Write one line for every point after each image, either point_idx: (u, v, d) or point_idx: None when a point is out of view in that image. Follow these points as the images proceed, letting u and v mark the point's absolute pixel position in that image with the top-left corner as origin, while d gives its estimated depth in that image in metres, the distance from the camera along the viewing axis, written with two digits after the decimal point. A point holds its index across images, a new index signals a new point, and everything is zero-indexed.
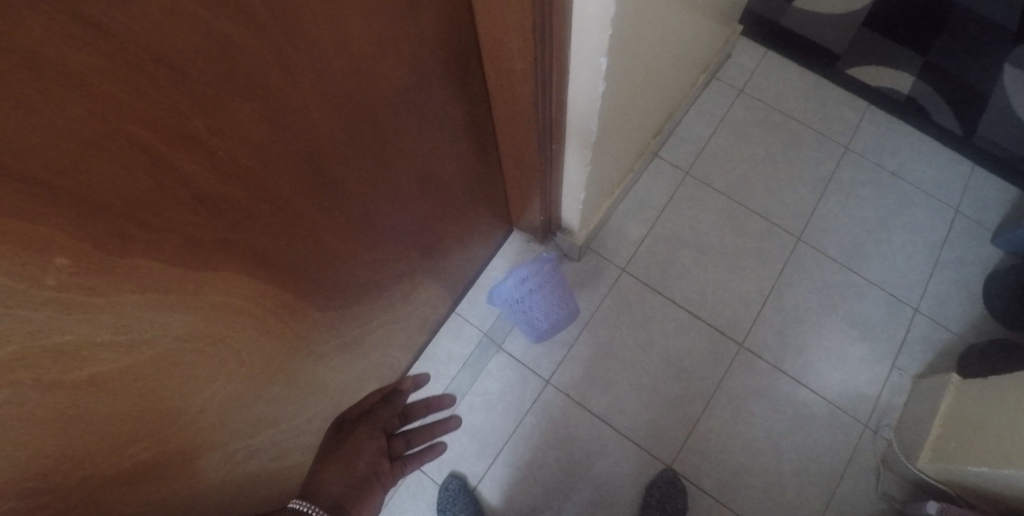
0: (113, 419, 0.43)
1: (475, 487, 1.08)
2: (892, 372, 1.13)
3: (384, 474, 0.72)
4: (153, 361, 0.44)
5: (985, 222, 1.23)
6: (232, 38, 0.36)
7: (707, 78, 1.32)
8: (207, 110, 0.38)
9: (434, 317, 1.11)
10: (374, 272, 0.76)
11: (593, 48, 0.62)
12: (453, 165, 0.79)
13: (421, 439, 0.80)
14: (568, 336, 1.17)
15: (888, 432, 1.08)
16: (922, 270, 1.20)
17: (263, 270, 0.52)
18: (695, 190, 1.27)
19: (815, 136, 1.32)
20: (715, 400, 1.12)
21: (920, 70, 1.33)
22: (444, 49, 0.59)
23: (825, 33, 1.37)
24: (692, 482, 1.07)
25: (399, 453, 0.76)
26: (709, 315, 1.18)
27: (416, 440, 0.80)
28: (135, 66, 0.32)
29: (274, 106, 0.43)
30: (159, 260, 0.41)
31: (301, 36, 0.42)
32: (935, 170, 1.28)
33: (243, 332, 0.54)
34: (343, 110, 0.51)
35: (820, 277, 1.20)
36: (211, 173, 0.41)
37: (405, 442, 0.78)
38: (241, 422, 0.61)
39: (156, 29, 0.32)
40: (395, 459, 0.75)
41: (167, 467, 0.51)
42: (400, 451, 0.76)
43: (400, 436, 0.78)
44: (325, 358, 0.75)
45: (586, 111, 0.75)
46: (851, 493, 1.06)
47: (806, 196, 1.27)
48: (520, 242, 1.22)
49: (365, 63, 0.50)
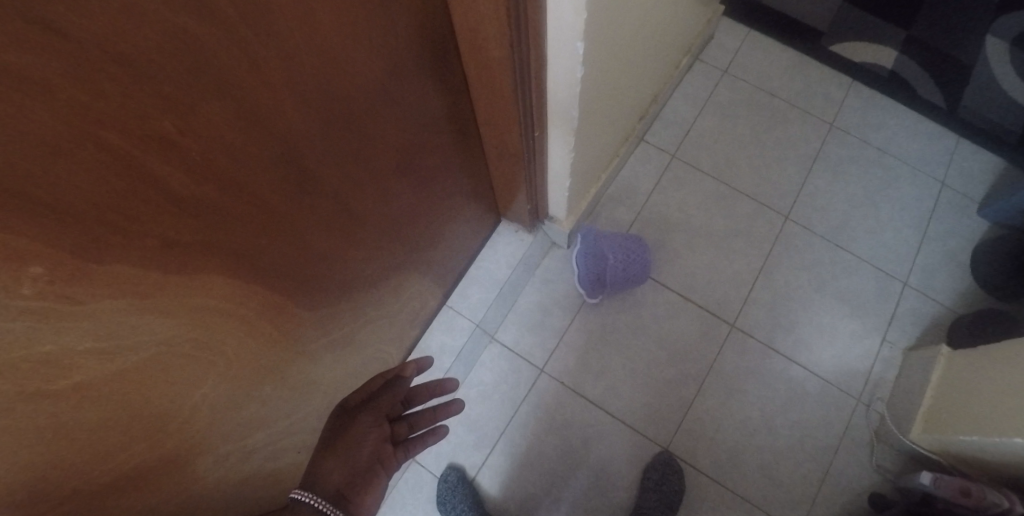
0: (101, 426, 0.43)
1: (474, 478, 1.09)
2: (883, 345, 1.14)
3: (387, 461, 0.72)
4: (138, 366, 0.44)
5: (970, 193, 1.23)
6: (197, 36, 0.36)
7: (690, 60, 1.31)
8: (175, 111, 0.37)
9: (425, 311, 1.11)
10: (359, 268, 0.76)
11: (569, 33, 0.62)
12: (435, 156, 0.78)
13: (424, 422, 0.79)
14: (560, 324, 1.17)
15: (881, 405, 1.09)
16: (910, 243, 1.21)
17: (245, 269, 0.52)
18: (682, 173, 1.27)
19: (800, 115, 1.32)
20: (709, 381, 1.13)
21: (902, 43, 1.32)
22: (418, 40, 0.59)
23: (807, 10, 1.37)
24: (689, 463, 1.08)
25: (401, 437, 0.76)
26: (699, 297, 1.18)
27: (419, 424, 0.78)
28: (98, 69, 0.31)
29: (246, 105, 0.43)
30: (138, 264, 0.40)
31: (269, 31, 0.41)
32: (921, 143, 1.28)
33: (230, 333, 0.54)
34: (317, 104, 0.50)
35: (809, 255, 1.21)
36: (184, 174, 0.40)
37: (408, 426, 0.77)
38: (233, 424, 0.60)
39: (116, 30, 0.31)
40: (398, 443, 0.75)
41: (161, 472, 0.51)
42: (403, 435, 0.76)
43: (403, 420, 0.77)
44: (315, 356, 0.75)
45: (566, 98, 0.74)
46: (846, 468, 1.07)
47: (793, 175, 1.27)
48: (509, 232, 1.22)
49: (337, 56, 0.49)
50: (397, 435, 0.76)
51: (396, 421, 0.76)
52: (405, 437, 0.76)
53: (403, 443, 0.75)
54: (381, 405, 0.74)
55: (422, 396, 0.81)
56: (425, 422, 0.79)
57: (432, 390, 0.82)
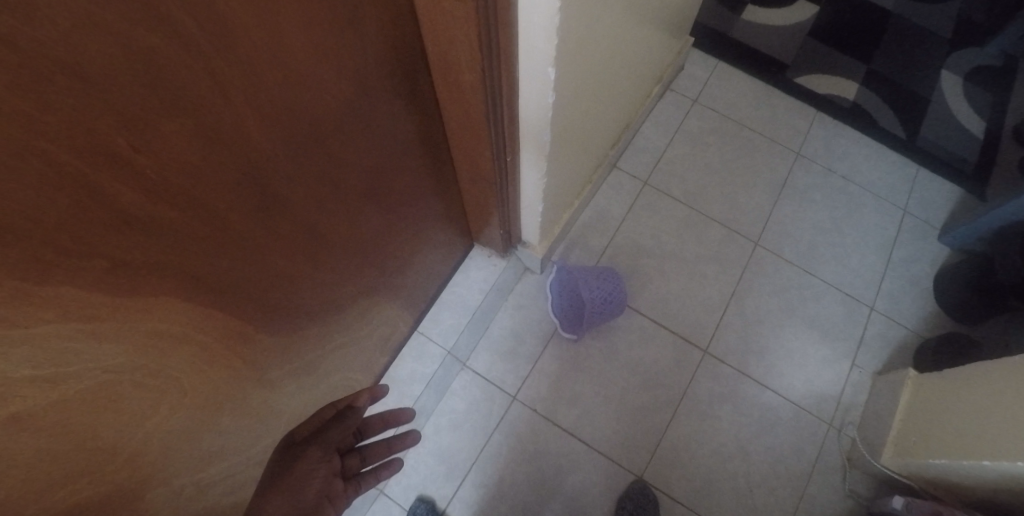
0: (40, 460, 0.40)
1: (444, 510, 1.05)
2: (852, 370, 1.15)
3: (338, 496, 0.68)
4: (83, 395, 0.42)
5: (931, 221, 1.27)
6: (155, 50, 0.35)
7: (661, 89, 1.34)
8: (130, 127, 0.36)
9: (395, 337, 1.08)
10: (326, 293, 0.74)
11: (540, 59, 0.63)
12: (405, 179, 0.77)
13: (376, 455, 0.78)
14: (533, 351, 1.16)
15: (852, 430, 1.10)
16: (875, 269, 1.23)
17: (204, 294, 0.50)
18: (653, 199, 1.29)
19: (767, 143, 1.35)
20: (683, 407, 1.12)
21: (864, 78, 1.38)
22: (388, 61, 0.58)
23: (772, 44, 1.42)
24: (664, 492, 1.07)
25: (352, 471, 0.74)
26: (672, 323, 1.18)
27: (371, 456, 0.78)
28: (46, 82, 0.30)
29: (206, 122, 0.41)
30: (84, 287, 0.38)
31: (233, 48, 0.40)
32: (882, 172, 1.32)
33: (186, 361, 0.51)
34: (282, 124, 0.49)
35: (779, 280, 1.23)
36: (138, 192, 0.38)
37: (360, 459, 0.76)
38: (189, 455, 0.58)
39: (67, 40, 0.30)
40: (348, 477, 0.73)
41: (107, 508, 0.48)
42: (355, 469, 0.75)
43: (355, 453, 0.76)
44: (279, 383, 0.72)
45: (537, 123, 0.75)
46: (819, 494, 1.07)
47: (762, 201, 1.29)
48: (481, 257, 1.21)
49: (304, 75, 0.49)
50: (348, 468, 0.74)
51: (348, 453, 0.75)
52: (357, 470, 0.75)
53: (355, 477, 0.74)
54: (332, 437, 0.70)
55: (376, 427, 0.80)
56: (378, 455, 0.79)
57: (385, 420, 0.81)
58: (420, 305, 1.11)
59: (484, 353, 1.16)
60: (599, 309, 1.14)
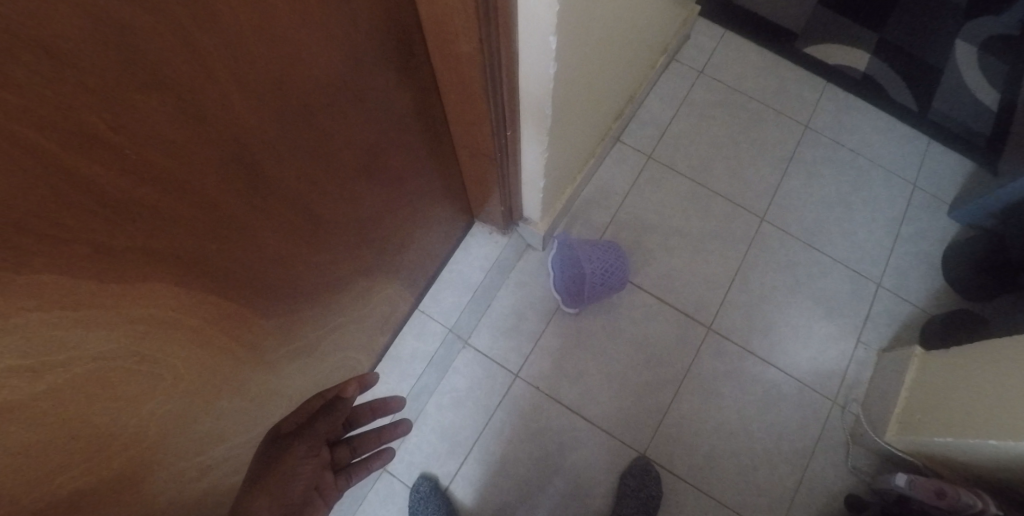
0: (36, 448, 0.39)
1: (448, 487, 1.06)
2: (858, 347, 1.14)
3: (326, 489, 0.70)
4: (71, 385, 0.41)
5: (941, 194, 1.24)
6: (130, 23, 0.33)
7: (666, 59, 1.30)
8: (105, 104, 0.34)
9: (396, 316, 1.08)
10: (323, 273, 0.73)
11: (539, 28, 0.60)
12: (403, 154, 0.75)
13: (366, 445, 0.79)
14: (535, 328, 1.15)
15: (856, 407, 1.10)
16: (884, 245, 1.21)
17: (195, 277, 0.49)
18: (657, 174, 1.26)
19: (776, 116, 1.32)
20: (686, 385, 1.12)
21: (876, 47, 1.34)
22: (383, 34, 0.56)
23: (781, 12, 1.37)
24: (666, 468, 1.07)
25: (342, 462, 0.75)
26: (677, 300, 1.17)
27: (361, 447, 0.78)
28: (9, 58, 0.28)
29: (187, 98, 0.39)
30: (64, 273, 0.36)
31: (214, 19, 0.38)
32: (893, 146, 1.29)
33: (180, 346, 0.50)
34: (269, 99, 0.47)
35: (785, 256, 1.21)
36: (117, 174, 0.36)
37: (350, 450, 0.76)
38: (189, 437, 0.57)
39: (34, 11, 0.28)
40: (339, 469, 0.74)
41: (108, 493, 0.48)
42: (344, 460, 0.75)
43: (345, 444, 0.76)
44: (277, 365, 0.72)
45: (538, 97, 0.72)
46: (822, 471, 1.07)
47: (768, 176, 1.27)
48: (482, 234, 1.19)
49: (292, 48, 0.46)
50: (338, 460, 0.75)
51: (337, 445, 0.75)
52: (346, 461, 0.75)
53: (345, 468, 0.75)
54: (319, 430, 0.67)
55: (365, 416, 0.79)
56: (369, 445, 0.79)
57: (374, 410, 0.81)
58: (420, 281, 1.09)
59: (484, 332, 1.15)
60: (602, 280, 1.13)
